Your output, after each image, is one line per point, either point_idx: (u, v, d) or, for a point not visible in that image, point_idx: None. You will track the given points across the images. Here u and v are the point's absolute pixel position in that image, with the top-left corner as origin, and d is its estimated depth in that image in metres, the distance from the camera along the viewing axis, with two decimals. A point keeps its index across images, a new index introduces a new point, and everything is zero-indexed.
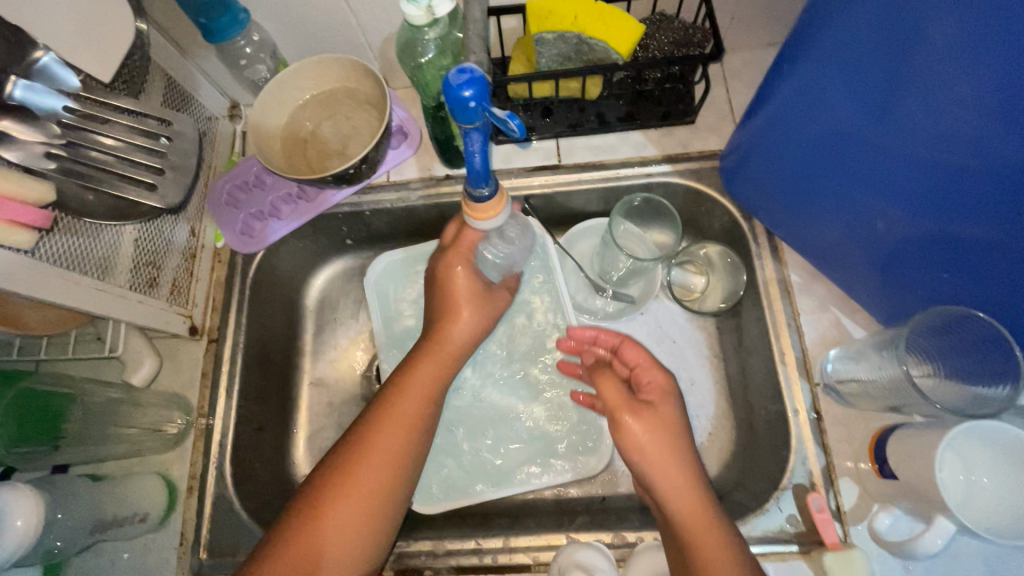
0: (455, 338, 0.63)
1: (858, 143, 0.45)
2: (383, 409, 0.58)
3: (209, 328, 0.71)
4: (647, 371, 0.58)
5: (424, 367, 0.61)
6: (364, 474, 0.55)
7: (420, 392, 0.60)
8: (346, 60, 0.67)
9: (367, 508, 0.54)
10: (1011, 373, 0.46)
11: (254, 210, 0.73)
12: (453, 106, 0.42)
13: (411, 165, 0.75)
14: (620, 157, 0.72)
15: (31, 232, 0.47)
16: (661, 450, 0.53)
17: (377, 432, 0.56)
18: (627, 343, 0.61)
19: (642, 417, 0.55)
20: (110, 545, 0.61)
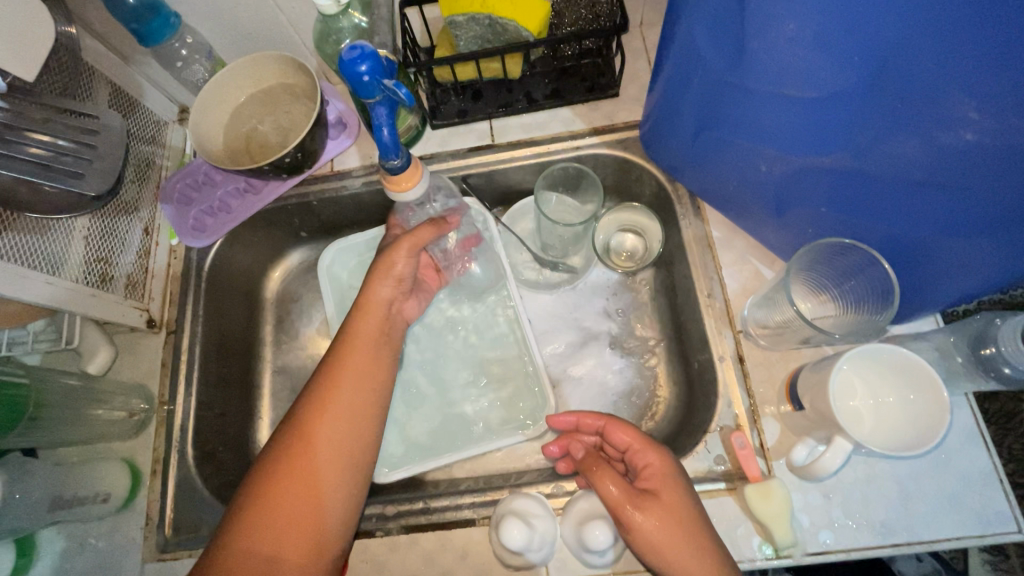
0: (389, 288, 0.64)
1: (736, 92, 0.48)
2: (332, 375, 0.58)
3: (167, 321, 0.74)
4: (644, 456, 0.54)
5: (364, 321, 0.62)
6: (332, 429, 0.56)
7: (368, 345, 0.61)
8: (277, 57, 0.71)
9: (335, 466, 0.55)
10: (885, 292, 0.52)
11: (205, 206, 0.76)
12: (352, 82, 0.47)
13: (352, 154, 0.78)
14: (551, 132, 0.75)
15: None
16: (677, 544, 0.48)
17: (328, 394, 0.57)
18: (613, 424, 0.57)
19: (649, 513, 0.50)
20: (79, 528, 0.65)
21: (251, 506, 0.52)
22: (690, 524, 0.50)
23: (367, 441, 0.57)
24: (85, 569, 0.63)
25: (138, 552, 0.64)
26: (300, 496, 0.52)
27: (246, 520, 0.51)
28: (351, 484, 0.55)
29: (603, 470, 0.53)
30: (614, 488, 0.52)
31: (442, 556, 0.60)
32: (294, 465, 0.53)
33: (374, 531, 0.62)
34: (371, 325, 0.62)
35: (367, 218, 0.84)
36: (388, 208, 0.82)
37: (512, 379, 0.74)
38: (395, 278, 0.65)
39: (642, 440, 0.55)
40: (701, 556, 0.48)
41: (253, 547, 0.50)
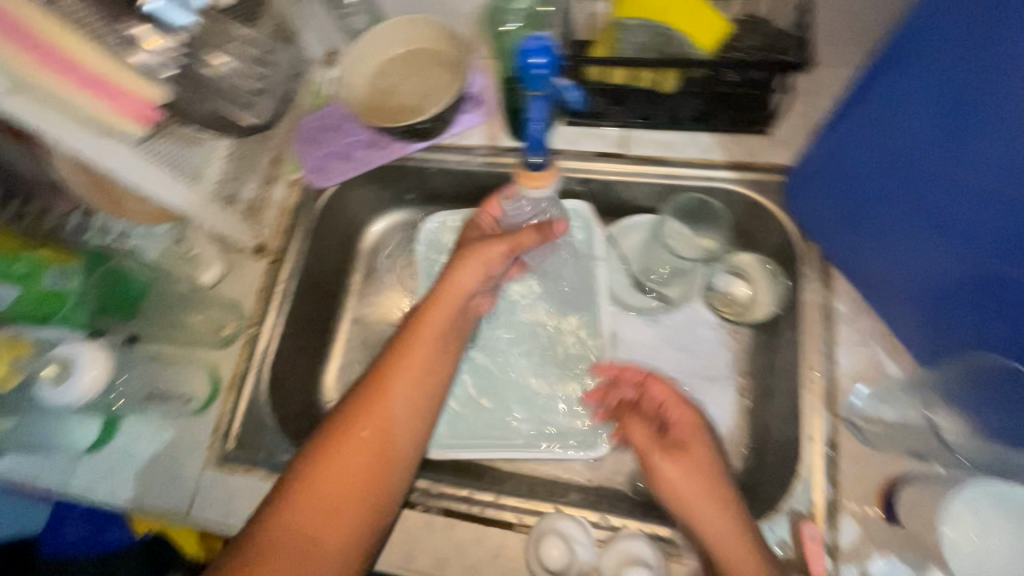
0: (465, 290, 0.68)
1: (943, 170, 0.44)
2: (391, 360, 0.62)
3: (272, 249, 0.77)
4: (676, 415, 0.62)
5: (433, 314, 0.65)
6: (376, 418, 0.59)
7: (432, 335, 0.65)
8: (438, 25, 0.73)
9: (376, 454, 0.58)
10: None
11: (332, 149, 0.79)
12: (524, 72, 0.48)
13: (478, 133, 0.77)
14: (684, 156, 0.72)
15: (137, 127, 0.51)
16: (699, 496, 0.56)
17: (383, 393, 0.60)
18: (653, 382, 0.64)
19: (677, 461, 0.59)
20: (157, 418, 0.70)
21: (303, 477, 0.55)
22: (716, 484, 0.57)
23: (409, 431, 0.61)
24: (155, 457, 0.69)
25: (202, 455, 0.69)
26: (346, 483, 0.56)
27: (297, 491, 0.55)
28: (397, 469, 0.59)
29: (634, 420, 0.65)
30: (641, 434, 0.63)
31: (473, 550, 0.60)
32: (343, 445, 0.57)
33: (414, 505, 0.63)
34: (438, 320, 0.65)
35: (475, 197, 0.84)
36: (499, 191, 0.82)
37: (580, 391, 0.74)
38: (478, 274, 0.68)
39: (675, 398, 0.63)
40: (722, 516, 0.54)
41: (295, 523, 0.53)
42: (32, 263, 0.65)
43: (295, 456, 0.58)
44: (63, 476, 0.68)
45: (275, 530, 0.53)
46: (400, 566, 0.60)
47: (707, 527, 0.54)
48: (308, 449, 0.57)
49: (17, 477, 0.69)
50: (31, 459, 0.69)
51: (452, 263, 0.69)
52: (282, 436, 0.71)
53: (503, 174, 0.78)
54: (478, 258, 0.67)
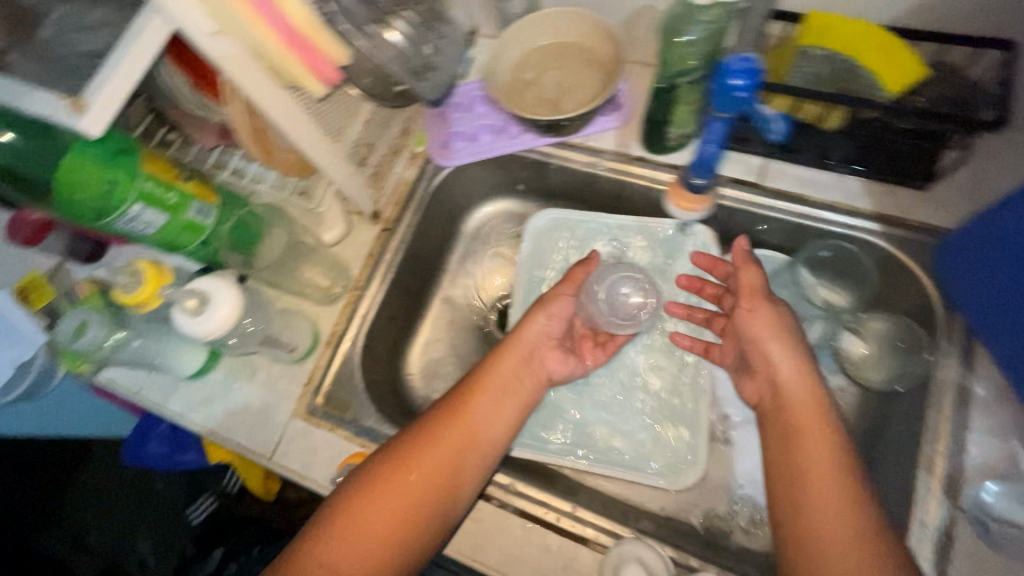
0: (529, 344, 0.69)
1: None
2: (451, 403, 0.63)
3: (386, 218, 0.79)
4: (780, 347, 0.60)
5: (501, 362, 0.66)
6: (425, 462, 0.58)
7: (495, 386, 0.65)
8: (594, 22, 0.70)
9: (418, 500, 0.56)
10: None
11: (461, 130, 0.79)
12: (719, 93, 0.44)
13: (610, 137, 0.75)
14: (828, 197, 0.67)
15: (320, 84, 0.52)
16: (769, 330, 0.61)
17: (437, 437, 0.59)
18: (760, 309, 0.62)
19: (755, 312, 0.63)
20: (257, 360, 0.73)
21: (343, 510, 0.55)
22: (821, 415, 0.56)
23: (459, 483, 0.59)
24: (249, 396, 0.72)
25: (292, 403, 0.71)
26: (386, 519, 0.55)
27: (336, 523, 0.54)
28: (436, 521, 0.56)
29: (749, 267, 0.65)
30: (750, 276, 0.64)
31: (544, 559, 0.59)
32: (388, 484, 0.56)
33: (490, 498, 0.63)
34: (503, 371, 0.66)
35: (589, 200, 0.83)
36: (617, 199, 0.80)
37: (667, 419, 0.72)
38: (545, 318, 0.70)
39: (785, 327, 0.61)
40: (796, 366, 0.59)
41: (328, 561, 0.52)
42: (181, 194, 0.62)
43: (339, 486, 0.57)
44: (165, 394, 0.73)
45: (309, 561, 0.52)
46: (468, 555, 0.61)
47: (801, 452, 0.54)
48: (354, 482, 0.57)
49: (124, 388, 0.74)
50: (137, 373, 0.74)
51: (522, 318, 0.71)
52: (368, 401, 0.72)
53: (626, 183, 0.76)
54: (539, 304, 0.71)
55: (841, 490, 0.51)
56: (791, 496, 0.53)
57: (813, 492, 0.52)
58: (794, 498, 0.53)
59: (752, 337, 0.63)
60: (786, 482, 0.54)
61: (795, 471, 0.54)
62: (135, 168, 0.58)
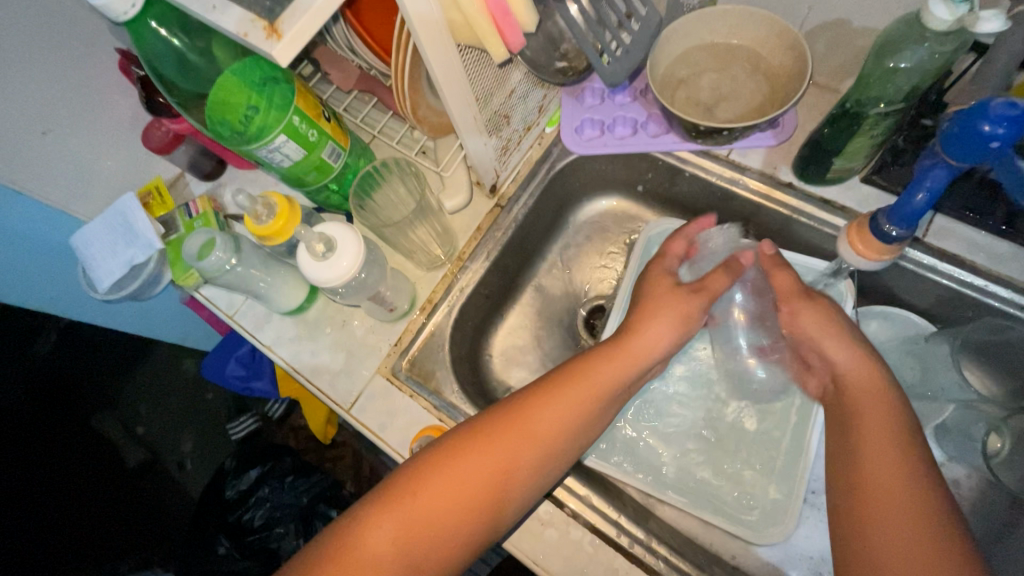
0: (650, 352, 0.59)
1: None
2: (546, 388, 0.55)
3: (502, 194, 0.76)
4: (837, 345, 0.55)
5: (612, 361, 0.57)
6: (509, 447, 0.52)
7: (598, 385, 0.56)
8: (777, 27, 0.62)
9: (493, 487, 0.51)
10: None
11: (597, 117, 0.75)
12: (965, 137, 0.38)
13: (758, 155, 0.69)
14: (1002, 270, 0.59)
15: (504, 50, 0.50)
16: (826, 330, 0.56)
17: (524, 424, 0.53)
18: (804, 309, 0.58)
19: (811, 309, 0.58)
20: (350, 310, 0.73)
21: (414, 479, 0.50)
22: (880, 386, 0.51)
23: (536, 477, 0.53)
24: (337, 344, 0.72)
25: (377, 361, 0.70)
26: (452, 506, 0.49)
27: (404, 492, 0.49)
28: (505, 512, 0.51)
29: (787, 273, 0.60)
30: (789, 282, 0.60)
31: None
32: (465, 461, 0.51)
33: (564, 505, 0.61)
34: (612, 370, 0.57)
35: (714, 215, 0.77)
36: (748, 222, 0.74)
37: (757, 468, 0.67)
38: (673, 319, 0.60)
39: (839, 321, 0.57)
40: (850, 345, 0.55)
41: (390, 531, 0.47)
42: (322, 133, 0.61)
43: (413, 453, 0.53)
44: (258, 323, 0.74)
45: (370, 525, 0.48)
46: (531, 557, 0.59)
47: (872, 469, 0.48)
48: (432, 451, 0.52)
49: (220, 308, 0.76)
50: (235, 296, 0.75)
51: (644, 310, 0.61)
52: (451, 375, 0.71)
53: (764, 208, 0.70)
54: (670, 306, 0.60)
55: (895, 464, 0.47)
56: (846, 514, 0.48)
57: (881, 513, 0.45)
58: (857, 520, 0.47)
59: (807, 334, 0.58)
60: (840, 452, 0.51)
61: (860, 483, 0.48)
62: (289, 101, 0.58)
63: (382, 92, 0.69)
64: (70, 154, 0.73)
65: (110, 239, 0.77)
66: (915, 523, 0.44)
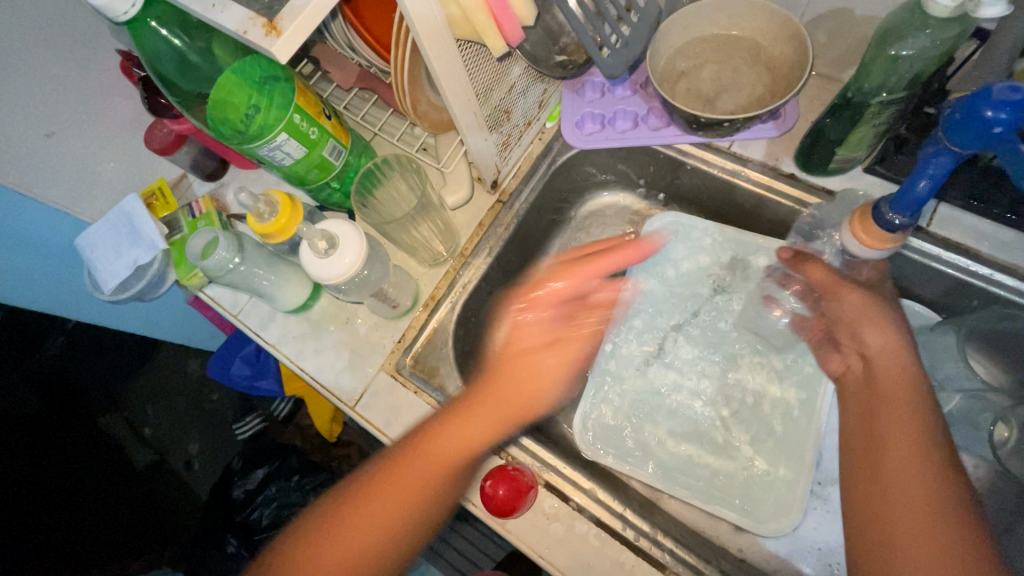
0: (558, 369, 0.56)
1: None
2: (449, 418, 0.54)
3: (504, 190, 0.76)
4: (874, 326, 0.54)
5: (516, 384, 0.55)
6: (418, 481, 0.52)
7: (505, 411, 0.54)
8: (777, 17, 0.62)
9: (405, 520, 0.51)
10: None
11: (597, 111, 0.75)
12: (966, 123, 0.37)
13: (761, 147, 0.69)
14: (1008, 259, 0.59)
15: (502, 44, 0.50)
16: (869, 317, 0.55)
17: (430, 458, 0.53)
18: (844, 291, 0.57)
19: (847, 296, 0.56)
20: (354, 308, 0.73)
21: (328, 522, 0.51)
22: (917, 387, 0.49)
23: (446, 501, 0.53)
24: (341, 341, 0.72)
25: (381, 358, 0.71)
26: (365, 545, 0.50)
27: (320, 535, 0.51)
28: (417, 537, 0.53)
29: (816, 263, 0.60)
30: (822, 273, 0.59)
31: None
32: (374, 502, 0.51)
33: (569, 499, 0.61)
34: (519, 393, 0.55)
35: (716, 208, 0.77)
36: (751, 214, 0.74)
37: (763, 462, 0.66)
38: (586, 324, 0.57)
39: (884, 305, 0.55)
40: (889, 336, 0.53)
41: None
42: (322, 130, 0.61)
43: (329, 491, 0.54)
44: (263, 322, 0.74)
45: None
46: (537, 551, 0.59)
47: (894, 482, 0.46)
48: (344, 493, 0.53)
49: (225, 307, 0.76)
50: (239, 295, 0.76)
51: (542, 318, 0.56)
52: (455, 371, 0.71)
53: (767, 200, 0.70)
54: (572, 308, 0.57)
55: (927, 468, 0.45)
56: (868, 508, 0.46)
57: (901, 509, 0.44)
58: (876, 517, 0.46)
59: (844, 315, 0.57)
60: (866, 446, 0.50)
61: (872, 506, 0.46)
62: (289, 99, 0.58)
63: (381, 89, 0.69)
64: (74, 156, 0.74)
65: (115, 241, 0.77)
66: (939, 527, 0.42)
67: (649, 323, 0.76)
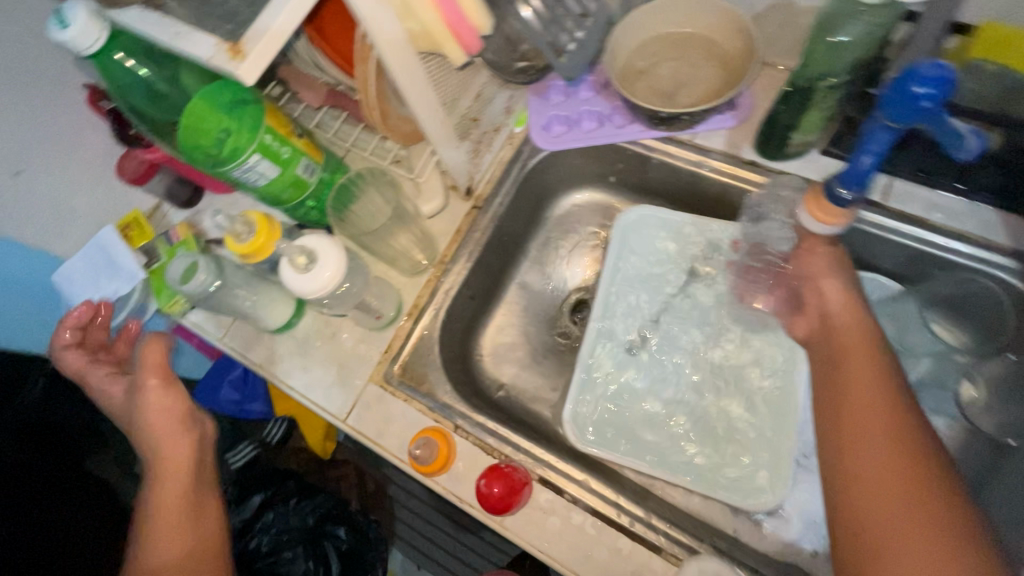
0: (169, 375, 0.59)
1: None
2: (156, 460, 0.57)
3: (478, 195, 0.78)
4: (834, 283, 0.58)
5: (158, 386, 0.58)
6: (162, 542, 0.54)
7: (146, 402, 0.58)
8: (726, 14, 0.66)
9: None
10: None
11: (562, 113, 0.77)
12: (897, 100, 0.40)
13: (722, 137, 0.72)
14: (959, 227, 0.62)
15: (461, 53, 0.51)
16: (828, 270, 0.59)
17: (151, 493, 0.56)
18: (816, 246, 0.60)
19: (817, 252, 0.60)
20: (338, 322, 0.74)
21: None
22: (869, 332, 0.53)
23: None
24: (328, 356, 0.72)
25: (369, 370, 0.71)
26: None
27: None
28: None
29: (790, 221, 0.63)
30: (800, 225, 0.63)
31: (612, 561, 0.59)
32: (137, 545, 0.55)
33: (563, 492, 0.62)
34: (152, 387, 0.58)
35: (685, 199, 0.80)
36: (718, 202, 0.76)
37: (748, 439, 0.69)
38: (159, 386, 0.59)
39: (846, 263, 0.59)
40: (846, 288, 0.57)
41: None
42: (294, 149, 0.63)
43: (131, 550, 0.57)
44: (248, 344, 0.74)
45: None
46: (536, 545, 0.60)
47: (859, 416, 0.47)
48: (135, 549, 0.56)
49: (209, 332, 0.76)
50: (223, 318, 0.76)
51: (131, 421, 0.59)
52: (443, 376, 0.72)
53: (732, 187, 0.72)
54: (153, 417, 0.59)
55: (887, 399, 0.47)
56: (842, 447, 0.47)
57: (871, 439, 0.46)
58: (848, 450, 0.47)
59: (810, 272, 0.60)
60: (829, 393, 0.51)
61: (859, 505, 0.44)
62: (258, 120, 0.59)
63: (350, 105, 0.70)
64: None
65: (94, 274, 0.77)
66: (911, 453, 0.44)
67: (629, 315, 0.78)
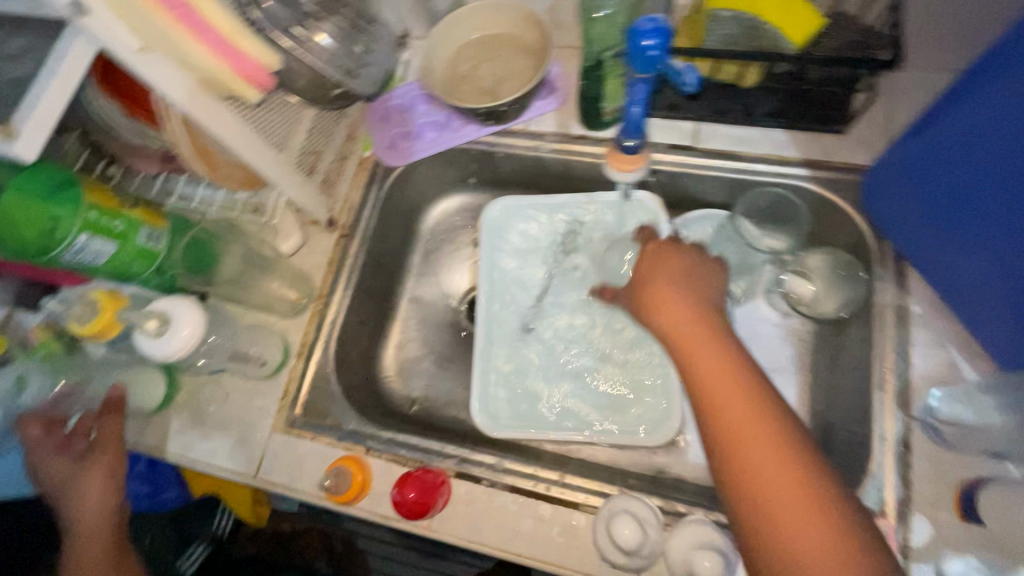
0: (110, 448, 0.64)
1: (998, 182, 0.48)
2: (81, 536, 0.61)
3: (343, 223, 0.79)
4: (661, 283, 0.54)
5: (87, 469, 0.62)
6: None
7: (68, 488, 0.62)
8: (521, 11, 0.73)
9: None
10: None
11: (403, 129, 0.81)
12: (634, 55, 0.48)
13: (550, 119, 0.78)
14: (758, 151, 0.71)
15: (257, 91, 0.53)
16: (650, 274, 0.56)
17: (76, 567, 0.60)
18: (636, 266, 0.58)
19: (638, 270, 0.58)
20: (229, 382, 0.72)
21: None
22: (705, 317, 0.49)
23: None
24: (225, 419, 0.71)
25: (270, 419, 0.70)
26: None
27: None
28: None
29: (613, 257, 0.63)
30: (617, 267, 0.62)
31: (540, 528, 0.61)
32: None
33: (480, 479, 0.64)
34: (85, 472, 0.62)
35: (539, 183, 0.85)
36: (567, 179, 0.82)
37: (641, 382, 0.74)
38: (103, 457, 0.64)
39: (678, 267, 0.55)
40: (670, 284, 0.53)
41: None
42: (128, 220, 0.61)
43: None
44: (139, 430, 0.71)
45: None
46: (466, 536, 0.62)
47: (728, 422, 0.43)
48: None
49: None
50: None
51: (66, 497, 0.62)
52: (347, 404, 0.72)
53: (572, 162, 0.78)
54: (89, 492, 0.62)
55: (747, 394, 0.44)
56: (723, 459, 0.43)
57: (746, 443, 0.42)
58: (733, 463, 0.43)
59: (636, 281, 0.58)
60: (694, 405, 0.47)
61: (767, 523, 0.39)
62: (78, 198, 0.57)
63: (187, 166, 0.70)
64: None
65: None
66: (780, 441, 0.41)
67: (516, 300, 0.82)
